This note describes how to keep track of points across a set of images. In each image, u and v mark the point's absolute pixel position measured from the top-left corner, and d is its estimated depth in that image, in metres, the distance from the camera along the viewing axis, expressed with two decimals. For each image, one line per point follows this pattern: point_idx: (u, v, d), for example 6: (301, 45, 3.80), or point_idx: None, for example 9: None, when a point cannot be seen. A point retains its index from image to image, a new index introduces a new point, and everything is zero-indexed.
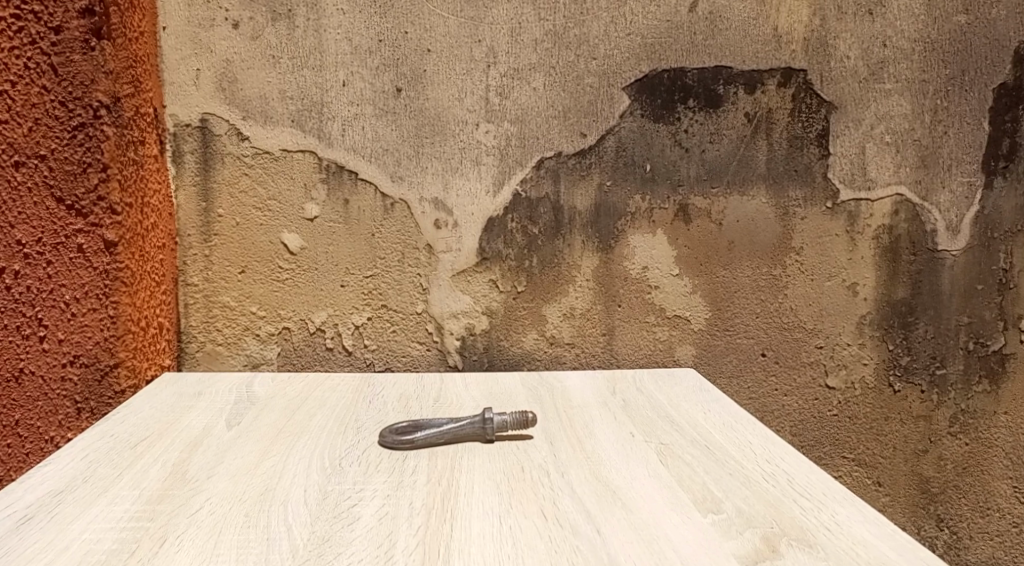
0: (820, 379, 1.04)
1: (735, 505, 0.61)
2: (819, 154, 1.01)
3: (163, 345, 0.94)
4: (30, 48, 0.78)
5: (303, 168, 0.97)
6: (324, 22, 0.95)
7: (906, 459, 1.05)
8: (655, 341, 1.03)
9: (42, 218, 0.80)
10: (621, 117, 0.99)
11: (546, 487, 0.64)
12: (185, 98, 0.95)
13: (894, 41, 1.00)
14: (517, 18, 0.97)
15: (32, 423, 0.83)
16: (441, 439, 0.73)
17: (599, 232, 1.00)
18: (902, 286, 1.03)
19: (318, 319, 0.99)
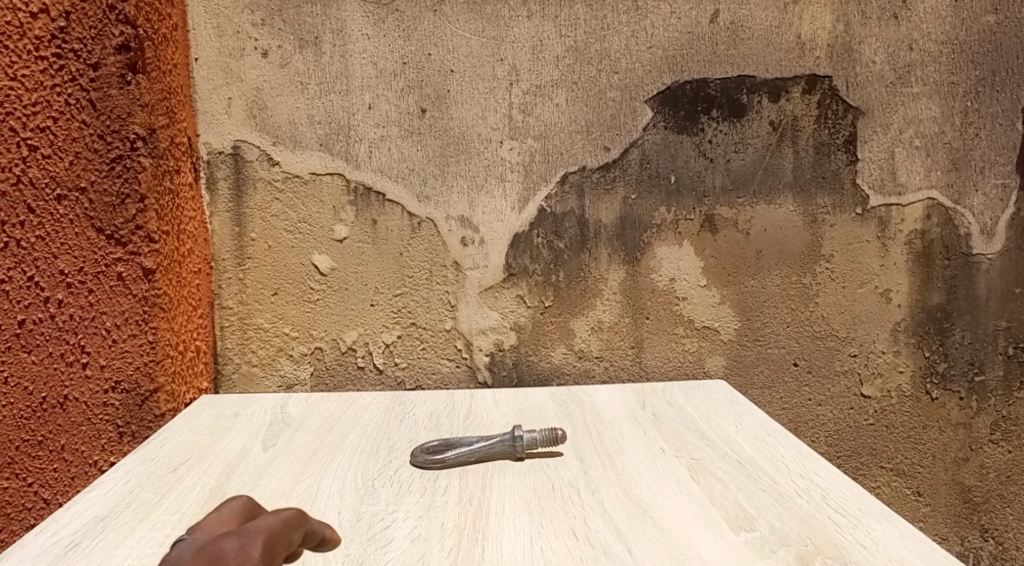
0: (855, 388, 1.03)
1: (768, 522, 0.61)
2: (847, 160, 1.00)
3: (200, 368, 0.96)
4: (71, 85, 0.81)
5: (332, 191, 0.98)
6: (350, 47, 0.97)
7: (946, 468, 1.03)
8: (685, 353, 1.02)
9: (83, 249, 0.83)
10: (645, 130, 0.99)
11: (577, 506, 0.64)
12: (217, 126, 0.98)
13: (921, 44, 0.98)
14: (539, 36, 0.98)
15: (77, 448, 0.85)
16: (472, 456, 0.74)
17: (625, 245, 1.01)
18: (936, 291, 1.01)
19: (349, 339, 1.01)
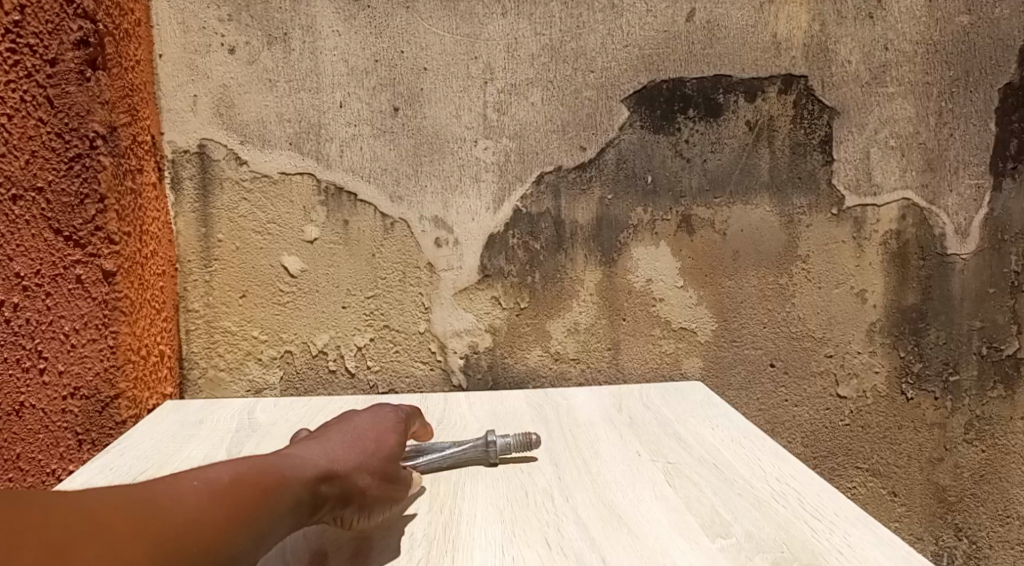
0: (831, 389, 1.02)
1: (744, 528, 0.60)
2: (823, 160, 0.99)
3: (164, 372, 0.94)
4: (26, 81, 0.77)
5: (302, 191, 0.96)
6: (320, 44, 0.95)
7: (920, 468, 1.03)
8: (662, 354, 1.02)
9: (41, 251, 0.80)
10: (621, 129, 0.98)
11: (550, 513, 0.63)
12: (183, 124, 0.95)
13: (896, 44, 0.98)
14: (513, 34, 0.96)
15: (34, 456, 0.82)
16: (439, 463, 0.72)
17: (601, 245, 0.99)
18: (911, 292, 1.01)
19: (320, 342, 0.99)
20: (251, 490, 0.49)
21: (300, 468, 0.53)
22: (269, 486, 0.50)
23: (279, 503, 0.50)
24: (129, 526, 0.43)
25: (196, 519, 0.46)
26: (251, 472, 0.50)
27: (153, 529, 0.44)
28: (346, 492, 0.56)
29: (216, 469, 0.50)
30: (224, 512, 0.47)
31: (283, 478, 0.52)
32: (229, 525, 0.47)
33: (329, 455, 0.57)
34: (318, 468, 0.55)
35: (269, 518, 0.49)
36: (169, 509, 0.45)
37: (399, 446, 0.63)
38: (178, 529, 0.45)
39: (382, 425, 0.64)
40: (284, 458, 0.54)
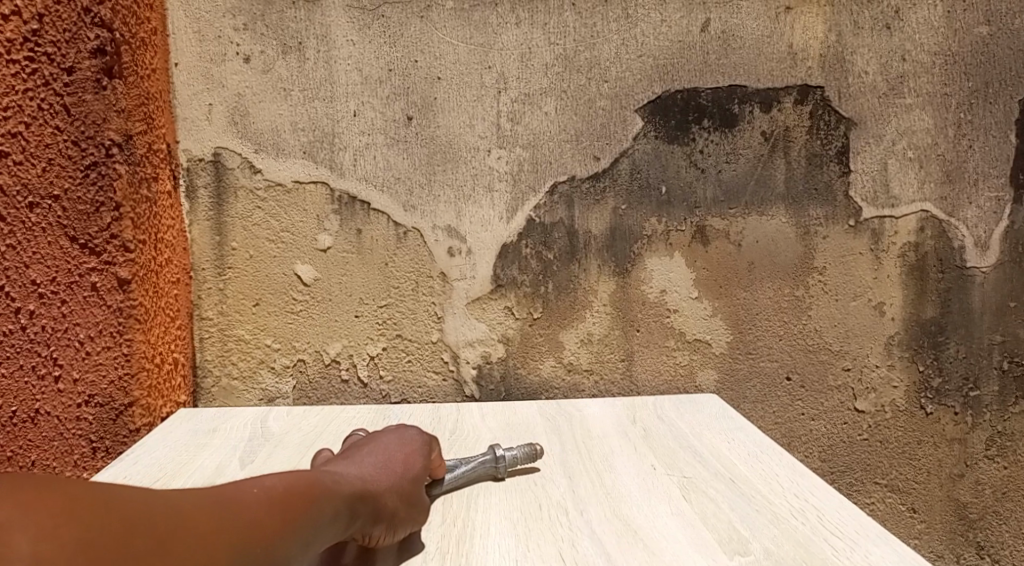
0: (848, 403, 1.01)
1: (763, 545, 0.58)
2: (840, 171, 0.98)
3: (178, 381, 0.94)
4: (44, 89, 0.78)
5: (315, 199, 0.96)
6: (334, 53, 0.95)
7: (941, 484, 1.01)
8: (676, 366, 1.00)
9: (56, 258, 0.80)
10: (635, 139, 0.98)
11: (564, 527, 0.62)
12: (198, 133, 0.95)
13: (914, 55, 0.97)
14: (527, 43, 0.96)
15: (48, 464, 0.82)
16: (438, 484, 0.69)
17: (615, 256, 0.99)
18: (930, 305, 1.00)
19: (332, 351, 0.98)
20: (304, 505, 0.49)
21: (340, 488, 0.54)
22: (318, 502, 0.50)
23: (325, 520, 0.51)
24: (204, 528, 0.42)
25: (261, 529, 0.45)
26: (302, 487, 0.50)
27: (226, 534, 0.43)
28: (380, 515, 0.57)
29: (269, 481, 0.49)
30: (285, 525, 0.47)
31: (327, 495, 0.52)
32: (288, 540, 0.47)
33: (362, 476, 0.57)
34: (355, 490, 0.55)
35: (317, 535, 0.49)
36: (237, 517, 0.44)
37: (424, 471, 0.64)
38: (247, 536, 0.44)
39: (409, 450, 0.64)
40: (324, 476, 0.54)
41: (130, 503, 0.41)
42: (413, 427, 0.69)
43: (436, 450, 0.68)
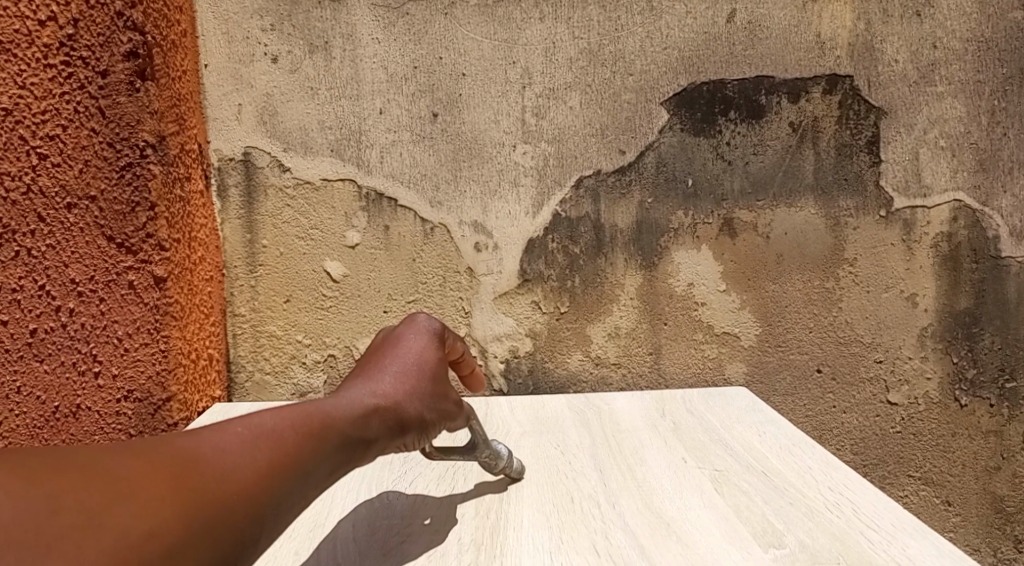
0: (881, 396, 0.99)
1: (798, 539, 0.58)
2: (870, 161, 0.97)
3: (212, 376, 0.95)
4: (80, 92, 0.80)
5: (343, 197, 0.97)
6: (360, 52, 0.96)
7: (977, 477, 0.99)
8: (704, 359, 1.00)
9: (94, 257, 0.82)
10: (661, 132, 0.97)
11: (597, 519, 0.62)
12: (228, 133, 0.97)
13: (945, 42, 0.96)
14: (551, 38, 0.96)
15: None
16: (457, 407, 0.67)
17: (642, 249, 0.98)
18: (964, 295, 0.98)
19: (361, 347, 0.99)
20: (303, 435, 0.48)
21: (349, 409, 0.52)
22: (320, 429, 0.49)
23: (334, 443, 0.50)
24: (189, 482, 0.42)
25: (255, 469, 0.45)
26: (301, 417, 0.49)
27: (214, 482, 0.43)
28: (403, 425, 0.55)
29: (264, 418, 0.48)
30: (282, 459, 0.46)
31: (333, 419, 0.50)
32: (287, 471, 0.46)
33: (375, 389, 0.55)
34: (367, 405, 0.53)
35: (326, 460, 0.49)
36: (225, 462, 0.44)
37: (444, 373, 0.62)
38: (239, 479, 0.44)
39: (423, 349, 0.61)
40: (330, 399, 0.52)
41: (108, 471, 0.40)
42: (424, 321, 0.65)
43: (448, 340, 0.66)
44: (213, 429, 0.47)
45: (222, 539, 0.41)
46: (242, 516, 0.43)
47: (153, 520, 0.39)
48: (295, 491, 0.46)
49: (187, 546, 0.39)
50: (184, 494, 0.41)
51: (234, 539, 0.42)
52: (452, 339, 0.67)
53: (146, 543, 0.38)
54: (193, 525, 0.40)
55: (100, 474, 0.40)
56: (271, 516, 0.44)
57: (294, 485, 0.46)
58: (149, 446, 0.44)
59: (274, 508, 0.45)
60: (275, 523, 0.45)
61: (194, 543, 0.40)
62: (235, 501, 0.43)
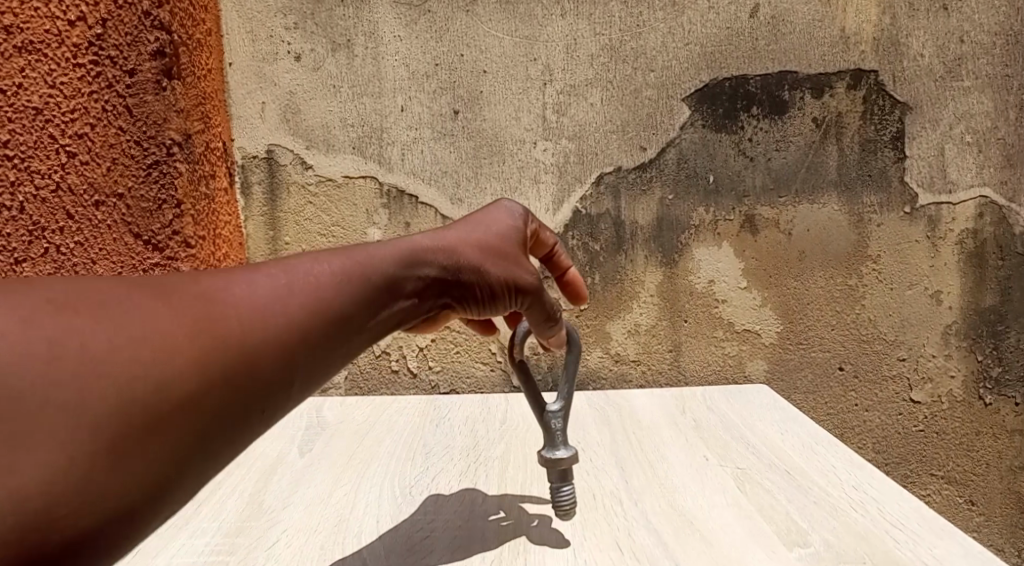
0: (904, 394, 0.99)
1: (823, 538, 0.58)
2: (894, 157, 0.96)
3: None
4: (108, 91, 0.81)
5: (365, 194, 0.98)
6: (381, 49, 0.96)
7: (1001, 477, 0.99)
8: (724, 357, 1.00)
9: (121, 254, 0.83)
10: (682, 128, 0.97)
11: (620, 517, 0.63)
12: (252, 131, 0.98)
13: (973, 36, 0.94)
14: (572, 34, 0.96)
15: None
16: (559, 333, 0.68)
17: (662, 246, 0.98)
18: (989, 293, 0.97)
19: (382, 343, 1.00)
20: (346, 286, 0.46)
21: (400, 258, 0.50)
22: (365, 279, 0.47)
23: (379, 291, 0.48)
24: (209, 327, 0.39)
25: (286, 321, 0.42)
26: (345, 265, 0.47)
27: (236, 330, 0.40)
28: (456, 285, 0.54)
29: (309, 265, 0.46)
30: (317, 310, 0.44)
31: (380, 269, 0.49)
32: (323, 322, 0.44)
33: (434, 243, 0.53)
34: (419, 259, 0.51)
35: (369, 310, 0.47)
36: (251, 311, 0.41)
37: (521, 251, 0.59)
38: (265, 329, 0.41)
39: (496, 223, 0.58)
40: (382, 245, 0.50)
41: (122, 309, 0.38)
42: (509, 204, 0.61)
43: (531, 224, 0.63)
44: (248, 270, 0.44)
45: (242, 392, 0.40)
46: (266, 368, 0.41)
47: (166, 369, 0.37)
48: (333, 344, 0.45)
49: (203, 398, 0.38)
50: (202, 343, 0.38)
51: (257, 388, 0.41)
52: (535, 224, 0.64)
53: (156, 392, 0.36)
54: (210, 377, 0.38)
55: (113, 312, 0.37)
56: (300, 368, 0.43)
57: (330, 337, 0.44)
58: (175, 282, 0.41)
59: (304, 362, 0.43)
60: (305, 375, 0.43)
61: (210, 394, 0.38)
62: (258, 353, 0.40)
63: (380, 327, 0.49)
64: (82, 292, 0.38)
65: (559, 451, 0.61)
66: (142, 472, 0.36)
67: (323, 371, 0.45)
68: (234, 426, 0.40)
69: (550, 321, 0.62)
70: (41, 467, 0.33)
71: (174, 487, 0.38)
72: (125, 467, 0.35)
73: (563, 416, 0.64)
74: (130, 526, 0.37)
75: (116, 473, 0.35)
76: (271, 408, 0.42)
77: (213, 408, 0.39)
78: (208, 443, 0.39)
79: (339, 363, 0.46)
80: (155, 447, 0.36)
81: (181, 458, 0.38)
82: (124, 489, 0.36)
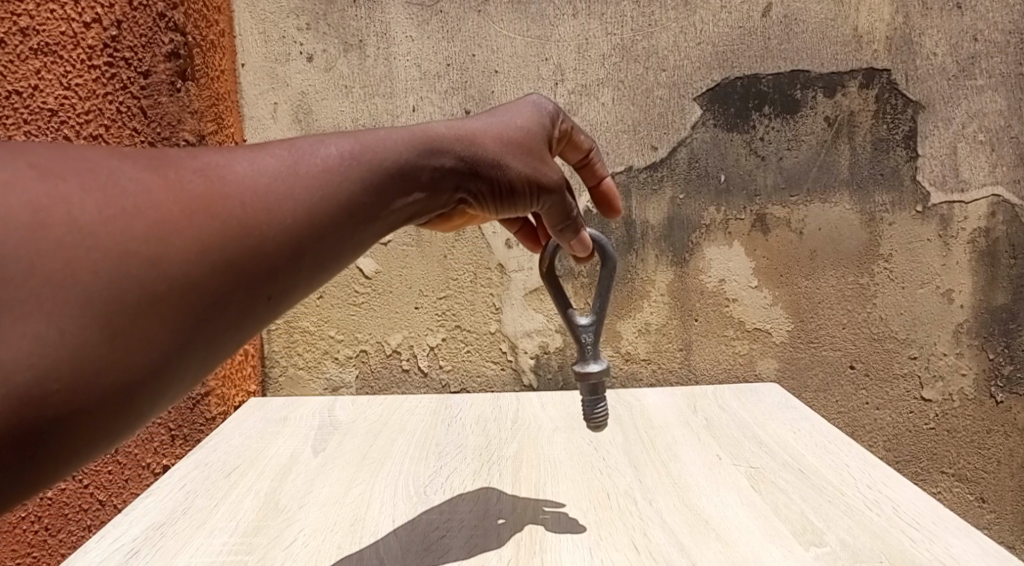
0: (915, 392, 0.99)
1: (839, 537, 0.58)
2: (906, 156, 0.96)
3: (248, 370, 0.99)
4: (122, 93, 0.82)
5: None
6: (394, 49, 0.97)
7: (1012, 474, 0.98)
8: (734, 356, 1.00)
9: None
10: (694, 128, 0.97)
11: (635, 516, 0.63)
12: (264, 132, 0.99)
13: (986, 34, 0.94)
14: (584, 34, 0.96)
15: (131, 451, 0.87)
16: (597, 246, 0.68)
17: (673, 245, 0.98)
18: (1001, 291, 0.97)
19: (393, 342, 1.01)
20: (358, 171, 0.46)
21: (412, 144, 0.50)
22: (374, 164, 0.47)
23: (390, 179, 0.48)
24: (208, 205, 0.40)
25: (293, 203, 0.43)
26: (355, 148, 0.47)
27: (238, 210, 0.41)
28: (470, 179, 0.53)
29: (319, 148, 0.46)
30: (325, 194, 0.44)
31: (391, 154, 0.48)
32: (330, 208, 0.44)
33: (448, 132, 0.53)
34: (433, 146, 0.51)
35: (381, 198, 0.47)
36: (254, 190, 0.42)
37: (543, 152, 0.58)
38: (269, 209, 0.42)
39: (517, 120, 0.58)
40: (394, 131, 0.50)
41: (116, 181, 0.39)
42: (530, 99, 0.61)
43: (559, 127, 0.63)
44: (252, 150, 0.45)
45: (247, 274, 0.40)
46: (270, 251, 0.41)
47: (162, 243, 0.38)
48: (342, 233, 0.45)
49: (204, 278, 0.39)
50: (202, 219, 0.39)
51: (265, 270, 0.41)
52: (563, 125, 0.64)
53: (154, 270, 0.38)
54: (210, 257, 0.39)
55: (107, 184, 0.39)
56: (306, 255, 0.43)
57: (338, 223, 0.45)
58: (174, 156, 0.42)
59: (311, 249, 0.43)
60: (314, 263, 0.44)
61: (210, 275, 0.39)
62: (261, 235, 0.41)
63: (394, 218, 0.49)
64: (77, 161, 0.39)
65: (591, 365, 0.67)
66: (140, 349, 0.37)
67: (334, 260, 0.45)
68: (239, 310, 0.41)
69: (574, 223, 0.61)
70: (29, 338, 0.34)
71: (178, 368, 0.39)
72: (123, 344, 0.37)
73: (595, 330, 0.69)
74: (133, 408, 0.38)
75: (111, 349, 0.36)
76: (280, 293, 0.43)
77: (213, 290, 0.39)
78: (212, 325, 0.40)
79: (351, 252, 0.46)
80: (154, 323, 0.37)
81: (184, 338, 0.39)
82: (121, 368, 0.37)
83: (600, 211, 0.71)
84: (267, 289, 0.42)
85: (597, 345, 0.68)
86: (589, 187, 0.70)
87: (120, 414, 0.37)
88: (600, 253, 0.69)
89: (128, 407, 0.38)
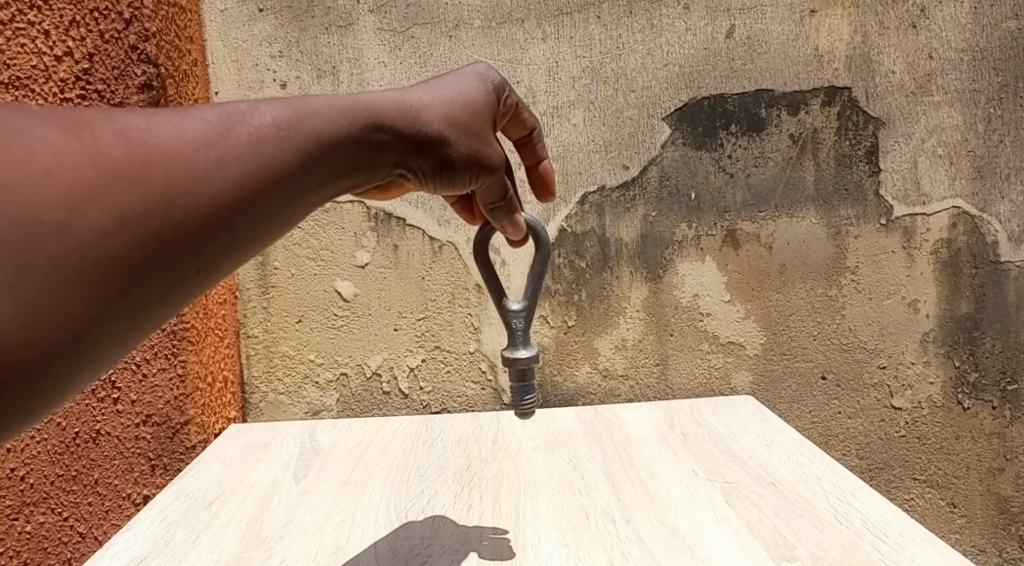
0: (885, 400, 1.01)
1: (809, 551, 0.60)
2: (869, 171, 0.99)
3: (228, 398, 1.00)
4: None
5: (353, 217, 1.00)
6: (367, 75, 0.98)
7: (980, 478, 1.01)
8: (710, 369, 1.02)
9: None
10: (663, 147, 0.99)
11: (612, 536, 0.64)
12: None
13: (941, 52, 0.97)
14: (554, 57, 0.98)
15: (111, 482, 0.87)
16: (533, 232, 0.68)
17: (646, 262, 1.00)
18: (965, 300, 1.00)
19: (373, 364, 1.01)
20: (295, 139, 0.45)
21: (354, 112, 0.49)
22: (313, 133, 0.46)
23: (331, 148, 0.47)
24: (129, 172, 0.39)
25: (224, 173, 0.42)
26: (293, 115, 0.46)
27: (162, 180, 0.40)
28: (416, 153, 0.52)
29: (254, 113, 0.45)
30: (258, 165, 0.44)
31: (331, 122, 0.47)
32: (261, 178, 0.43)
33: (394, 101, 0.51)
34: (378, 115, 0.50)
35: (317, 167, 0.46)
36: (179, 156, 0.41)
37: (490, 130, 0.58)
38: (195, 179, 0.41)
39: (468, 91, 0.57)
40: (337, 97, 0.49)
41: (22, 142, 0.38)
42: (481, 68, 0.61)
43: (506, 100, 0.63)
44: (180, 113, 0.44)
45: (171, 248, 0.40)
46: (198, 222, 0.41)
47: (76, 213, 0.38)
48: (273, 203, 0.44)
49: (124, 252, 0.39)
50: (120, 188, 0.39)
51: (189, 243, 0.41)
52: (511, 99, 0.64)
53: (67, 240, 0.37)
54: (129, 230, 0.39)
55: (12, 144, 0.37)
56: (235, 227, 0.43)
57: (273, 194, 0.44)
58: (90, 116, 0.41)
59: (242, 221, 0.43)
60: (244, 236, 0.43)
61: (131, 248, 0.39)
62: (187, 207, 0.41)
63: (329, 188, 0.48)
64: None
65: (520, 351, 0.67)
66: (54, 323, 0.37)
67: (266, 232, 0.45)
68: (163, 284, 0.40)
69: (506, 205, 0.62)
70: None
71: (96, 344, 0.39)
72: (32, 319, 0.36)
73: (526, 316, 0.69)
74: (48, 386, 0.38)
75: (19, 326, 0.36)
76: (209, 267, 0.42)
77: (133, 262, 0.39)
78: (133, 300, 0.39)
79: (285, 223, 0.46)
80: (67, 296, 0.37)
81: (100, 312, 0.38)
82: (29, 345, 0.36)
83: (534, 193, 0.72)
84: (194, 259, 0.41)
85: (527, 332, 0.69)
86: (527, 168, 0.71)
87: (32, 394, 0.37)
88: (535, 237, 0.69)
89: (38, 386, 0.37)
